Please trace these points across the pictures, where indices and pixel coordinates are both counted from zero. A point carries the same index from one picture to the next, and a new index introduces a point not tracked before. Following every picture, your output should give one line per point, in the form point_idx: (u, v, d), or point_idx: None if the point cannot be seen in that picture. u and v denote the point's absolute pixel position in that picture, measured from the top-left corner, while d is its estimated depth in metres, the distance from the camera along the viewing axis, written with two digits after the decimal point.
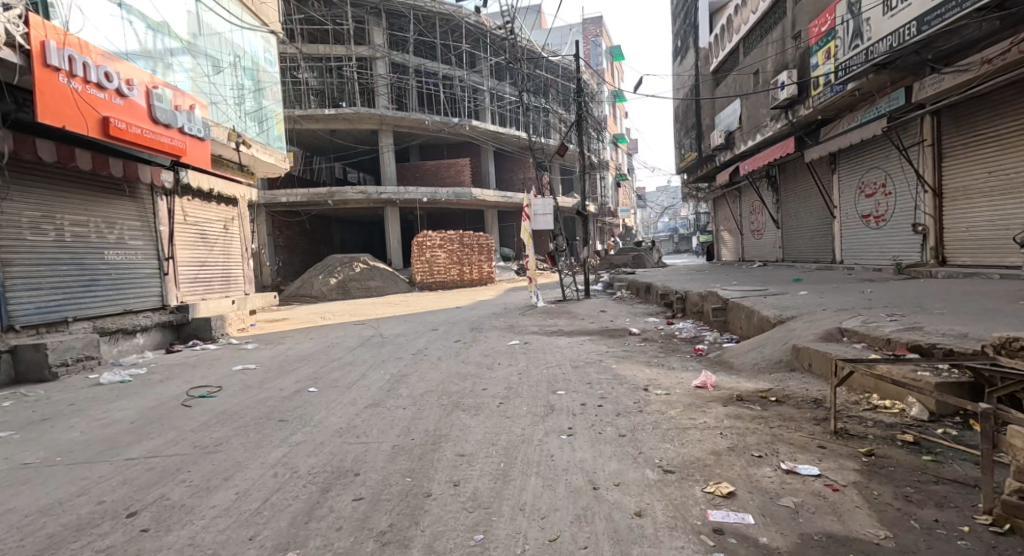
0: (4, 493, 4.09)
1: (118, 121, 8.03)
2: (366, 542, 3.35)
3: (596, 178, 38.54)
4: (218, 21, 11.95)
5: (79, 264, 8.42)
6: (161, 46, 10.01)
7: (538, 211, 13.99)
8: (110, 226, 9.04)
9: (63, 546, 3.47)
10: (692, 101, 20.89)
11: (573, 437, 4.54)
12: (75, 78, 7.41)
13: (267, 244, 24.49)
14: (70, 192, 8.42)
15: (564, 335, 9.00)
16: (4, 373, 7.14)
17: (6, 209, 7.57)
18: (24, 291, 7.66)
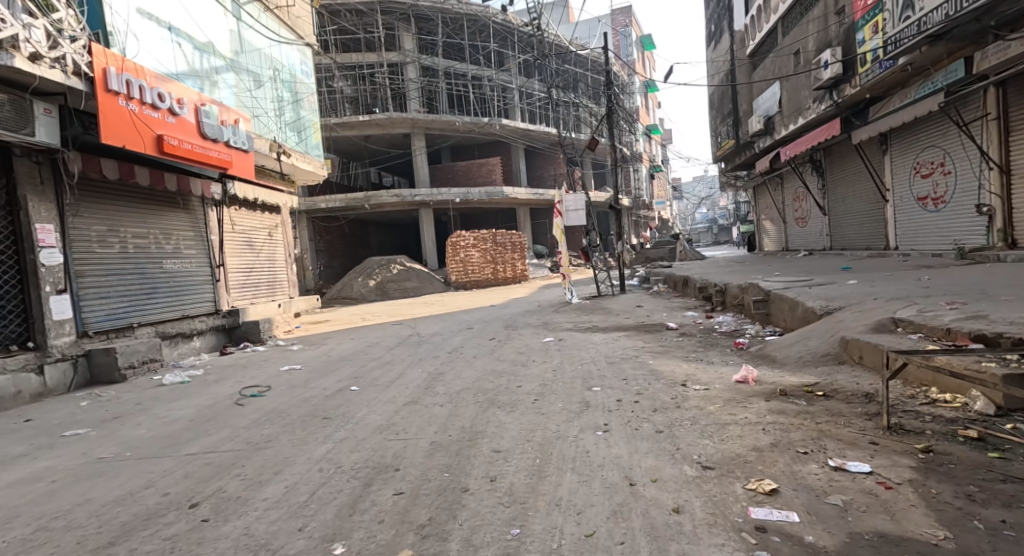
0: (82, 485, 4.19)
1: (171, 139, 8.23)
2: (406, 536, 3.32)
3: (628, 173, 38.08)
4: (258, 37, 12.16)
5: (140, 274, 8.65)
6: (207, 65, 10.21)
7: (569, 207, 13.81)
8: (167, 237, 9.30)
9: (133, 534, 3.51)
10: (727, 87, 20.36)
11: (609, 433, 4.44)
12: (133, 101, 7.59)
13: (308, 249, 24.92)
14: (130, 205, 8.65)
15: (600, 331, 8.87)
16: (81, 376, 7.34)
17: (77, 224, 7.76)
18: (94, 300, 7.84)
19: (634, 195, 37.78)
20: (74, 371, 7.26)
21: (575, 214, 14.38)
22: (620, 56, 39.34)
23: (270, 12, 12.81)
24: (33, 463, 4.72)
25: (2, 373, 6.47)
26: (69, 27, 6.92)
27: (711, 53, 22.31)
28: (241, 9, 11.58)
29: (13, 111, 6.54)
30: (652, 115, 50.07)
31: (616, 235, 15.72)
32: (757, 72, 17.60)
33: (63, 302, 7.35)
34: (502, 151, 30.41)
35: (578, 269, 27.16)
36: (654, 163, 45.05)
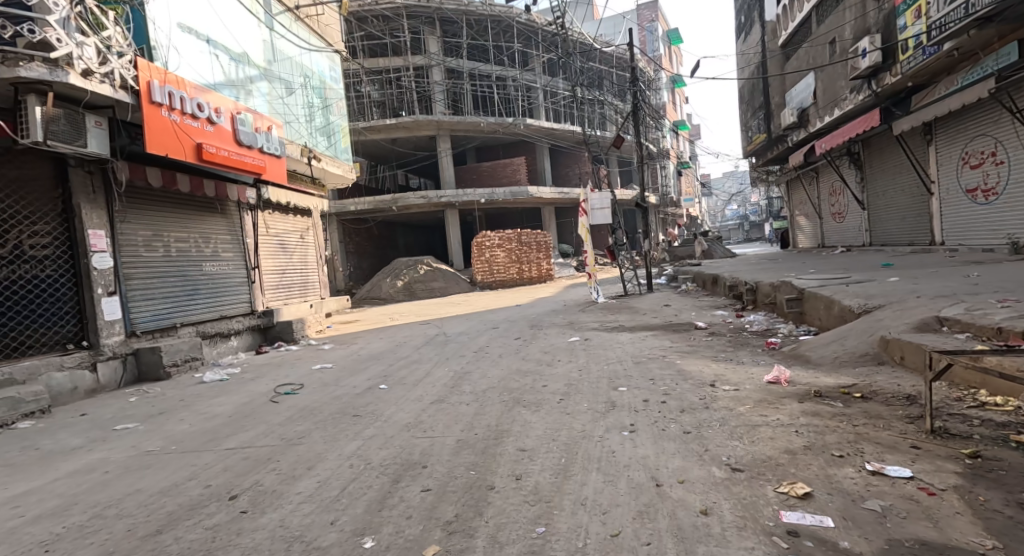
0: (132, 476, 4.25)
1: (209, 146, 8.36)
2: (434, 531, 3.28)
3: (654, 169, 37.63)
4: (290, 46, 12.31)
5: (182, 276, 8.78)
6: (243, 75, 10.36)
7: (595, 205, 13.65)
8: (206, 240, 9.44)
9: (177, 523, 3.53)
10: (757, 80, 19.94)
11: (635, 434, 4.34)
12: (174, 111, 7.73)
13: (339, 251, 25.21)
14: (172, 211, 8.79)
15: (627, 330, 8.75)
16: (130, 374, 7.52)
17: (125, 230, 7.91)
18: (140, 301, 7.97)
19: (661, 192, 37.30)
20: (123, 368, 7.45)
21: (601, 212, 14.19)
22: (645, 52, 38.86)
23: (301, 20, 12.95)
24: (89, 454, 4.81)
25: (60, 370, 6.71)
26: (118, 43, 7.01)
27: (741, 47, 21.86)
28: (274, 19, 11.72)
29: (66, 124, 6.67)
30: (679, 112, 49.43)
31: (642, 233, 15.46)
32: (790, 62, 17.19)
33: (114, 302, 7.52)
34: (527, 150, 30.31)
35: (603, 268, 26.96)
36: (682, 159, 44.39)
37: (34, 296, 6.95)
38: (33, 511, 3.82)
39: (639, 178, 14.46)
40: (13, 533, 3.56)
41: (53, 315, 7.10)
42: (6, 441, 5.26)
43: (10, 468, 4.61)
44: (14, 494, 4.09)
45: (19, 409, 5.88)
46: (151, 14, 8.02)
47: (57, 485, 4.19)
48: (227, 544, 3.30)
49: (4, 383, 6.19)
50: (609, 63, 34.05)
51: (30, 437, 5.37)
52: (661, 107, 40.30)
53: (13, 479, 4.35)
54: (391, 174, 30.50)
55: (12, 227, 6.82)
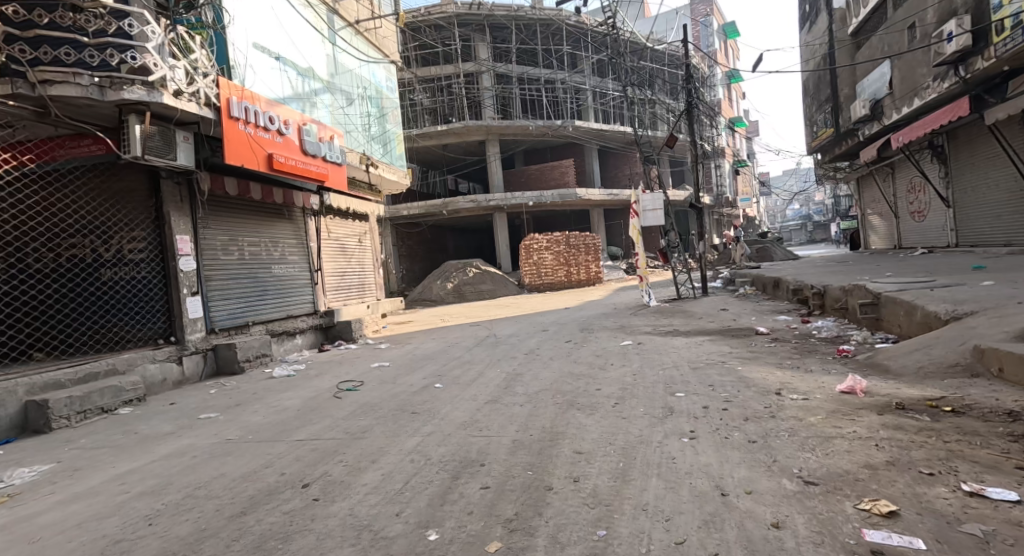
0: (216, 461, 4.44)
1: (279, 156, 8.69)
2: (495, 528, 3.25)
3: (710, 168, 36.54)
4: (350, 59, 12.65)
5: (254, 278, 9.15)
6: (309, 88, 10.71)
7: (647, 206, 13.23)
8: (275, 245, 9.82)
9: (258, 507, 3.64)
10: (824, 71, 19.03)
11: (695, 441, 4.19)
12: (249, 125, 8.07)
13: (392, 255, 25.81)
14: (246, 217, 9.18)
15: (681, 335, 8.50)
16: (209, 367, 7.89)
17: (206, 235, 8.30)
18: (218, 301, 8.33)
19: (716, 193, 36.20)
20: (204, 362, 7.82)
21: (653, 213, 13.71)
22: (699, 48, 37.74)
23: (360, 34, 13.30)
24: (178, 440, 5.04)
25: (153, 362, 7.11)
26: (203, 65, 7.45)
27: (806, 38, 20.91)
28: (336, 34, 12.07)
29: (160, 140, 7.08)
30: (735, 108, 47.79)
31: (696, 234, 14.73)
32: (861, 50, 16.35)
33: (197, 302, 7.89)
34: (576, 152, 29.93)
35: (656, 272, 26.37)
36: (738, 158, 42.88)
37: (131, 296, 7.50)
38: (136, 488, 4.00)
39: (697, 179, 14.04)
40: (121, 507, 3.72)
41: (148, 311, 7.52)
42: (108, 426, 5.60)
43: (113, 448, 4.88)
44: (119, 473, 4.30)
45: (119, 397, 6.21)
46: (231, 35, 8.42)
47: (155, 466, 4.40)
48: (303, 528, 3.37)
49: (108, 372, 6.52)
50: (661, 60, 33.28)
51: (127, 422, 5.70)
52: (717, 103, 39.02)
53: (116, 459, 4.59)
54: (442, 178, 30.89)
55: (115, 233, 7.50)
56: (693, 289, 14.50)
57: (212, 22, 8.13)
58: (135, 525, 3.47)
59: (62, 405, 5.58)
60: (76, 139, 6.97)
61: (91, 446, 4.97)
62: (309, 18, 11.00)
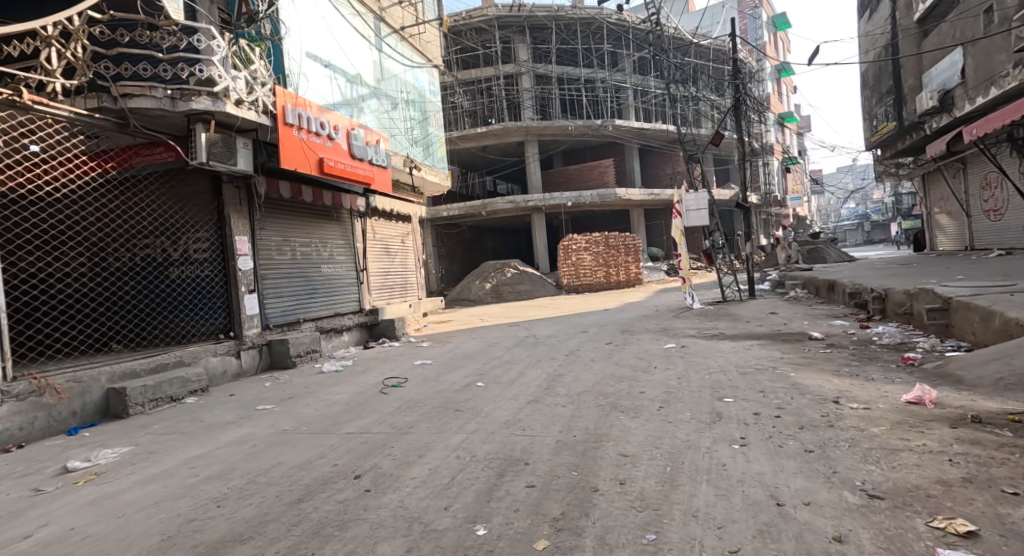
0: (273, 450, 4.58)
1: (329, 160, 8.85)
2: (541, 527, 3.23)
3: (758, 166, 35.52)
4: (395, 64, 12.85)
5: (304, 277, 9.38)
6: (357, 94, 10.92)
7: (690, 206, 12.86)
8: (324, 245, 10.06)
9: (314, 495, 3.73)
10: (887, 61, 18.22)
11: (747, 448, 4.06)
12: (302, 131, 8.24)
13: (432, 256, 26.20)
14: (297, 218, 9.42)
15: (728, 339, 8.29)
16: (264, 361, 8.11)
17: (262, 236, 8.56)
18: (273, 298, 8.60)
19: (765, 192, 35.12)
20: (259, 357, 8.04)
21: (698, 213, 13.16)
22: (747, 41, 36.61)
23: (406, 40, 13.49)
24: (238, 428, 5.22)
25: (215, 355, 7.36)
26: (262, 75, 7.68)
27: (865, 28, 19.99)
28: (382, 40, 12.27)
29: (222, 146, 7.36)
30: (786, 103, 46.14)
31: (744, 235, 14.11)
32: (928, 38, 15.58)
33: (253, 299, 8.15)
34: (616, 152, 29.45)
35: (699, 273, 25.86)
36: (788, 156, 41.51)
37: (193, 294, 7.79)
38: (204, 471, 4.16)
39: (743, 179, 13.55)
40: (191, 489, 3.87)
41: (209, 308, 7.81)
42: (175, 413, 5.85)
43: (180, 434, 5.10)
44: (187, 457, 4.47)
45: (186, 387, 6.46)
46: (287, 45, 8.68)
47: (219, 452, 4.56)
48: (355, 517, 3.43)
49: (176, 364, 6.81)
50: (707, 56, 32.43)
51: (192, 410, 5.95)
52: (767, 99, 37.88)
53: (182, 444, 4.79)
54: (480, 180, 31.03)
55: (182, 236, 7.81)
56: (739, 292, 14.09)
57: (270, 34, 8.41)
58: (204, 506, 3.60)
59: (139, 393, 5.87)
60: (150, 147, 7.13)
61: (160, 432, 5.20)
62: (357, 26, 11.20)
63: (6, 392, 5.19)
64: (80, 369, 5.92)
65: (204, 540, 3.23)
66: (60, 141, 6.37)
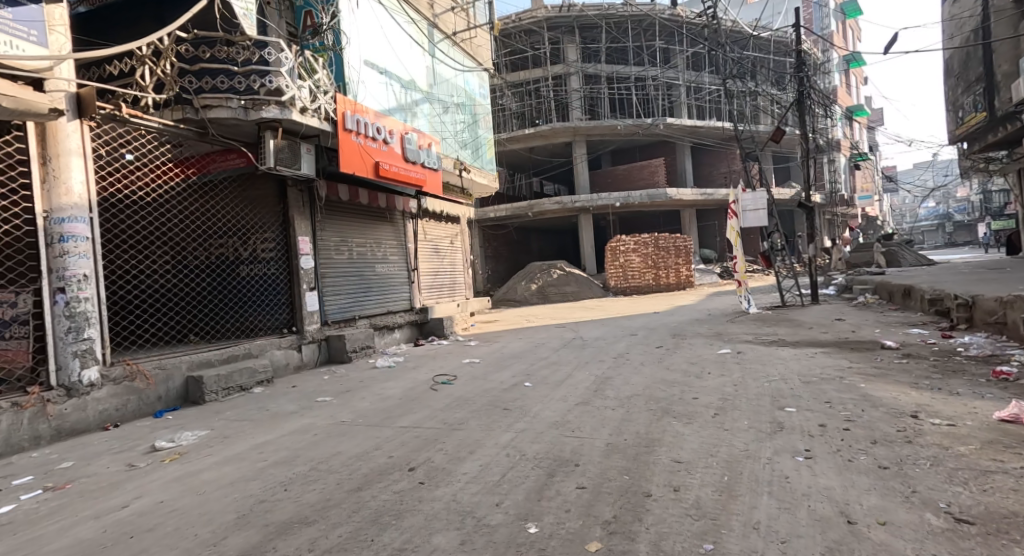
0: (333, 440, 4.77)
1: (385, 164, 9.09)
2: (594, 529, 3.23)
3: (823, 163, 34.15)
4: (447, 69, 13.08)
5: (360, 276, 9.67)
6: (411, 99, 11.19)
7: (747, 206, 12.51)
8: (378, 246, 10.33)
9: (372, 485, 3.87)
10: (977, 47, 17.13)
11: (812, 460, 3.91)
12: (360, 136, 8.51)
13: (479, 256, 26.58)
14: (354, 219, 9.71)
15: (788, 346, 8.06)
16: (323, 355, 8.41)
17: (322, 237, 8.88)
18: (331, 296, 8.91)
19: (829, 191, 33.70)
20: (318, 351, 8.34)
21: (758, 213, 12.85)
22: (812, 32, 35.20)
23: (457, 45, 13.71)
24: (301, 418, 5.46)
25: (279, 348, 7.70)
26: (325, 84, 7.95)
27: (951, 12, 18.57)
28: (436, 46, 12.50)
29: (288, 152, 7.68)
30: (855, 96, 44.02)
31: (809, 236, 13.70)
32: None
33: (314, 297, 8.45)
34: (668, 151, 28.99)
35: (755, 277, 25.09)
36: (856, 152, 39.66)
37: (260, 290, 8.25)
38: (272, 457, 4.38)
39: (805, 178, 13.05)
40: (262, 473, 4.08)
41: (275, 304, 8.23)
42: (243, 401, 6.18)
43: (249, 421, 5.38)
44: (255, 443, 4.71)
45: (254, 377, 6.78)
46: (348, 55, 8.97)
47: (284, 440, 4.78)
48: (410, 509, 3.53)
49: (246, 355, 7.17)
50: (766, 49, 31.32)
51: (259, 399, 6.26)
52: (835, 92, 36.32)
53: (251, 431, 5.06)
54: (527, 181, 31.16)
55: (251, 235, 8.23)
56: (800, 296, 13.61)
57: (332, 45, 8.74)
58: (273, 489, 3.80)
59: (213, 381, 6.23)
60: (224, 154, 7.57)
61: (231, 419, 5.49)
62: (411, 33, 11.44)
63: (105, 376, 5.62)
64: (164, 357, 6.35)
65: (274, 520, 3.41)
66: (151, 150, 6.85)
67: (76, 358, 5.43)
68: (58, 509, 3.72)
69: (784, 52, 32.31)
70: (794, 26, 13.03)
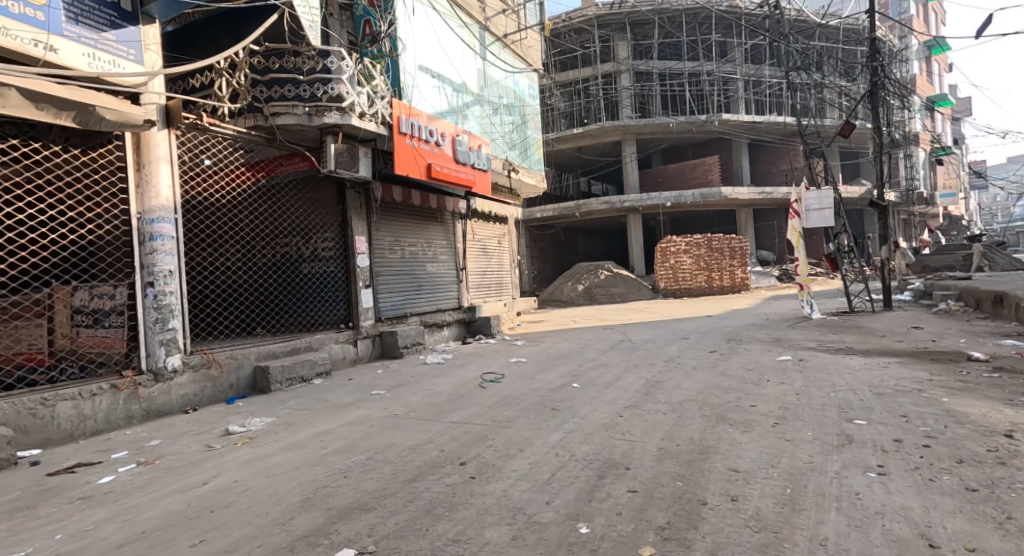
0: (388, 431, 4.94)
1: (437, 166, 9.27)
2: (647, 534, 3.23)
3: (898, 160, 32.41)
4: (498, 71, 13.20)
5: (411, 275, 9.89)
6: (462, 102, 11.36)
7: (811, 205, 11.99)
8: (429, 245, 10.53)
9: (426, 476, 3.99)
10: None
11: (885, 477, 3.75)
12: (414, 139, 8.72)
13: (524, 256, 26.76)
14: (407, 220, 9.94)
15: (856, 355, 7.74)
16: (376, 350, 8.65)
17: (377, 236, 9.14)
18: (385, 293, 9.16)
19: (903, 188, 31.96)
20: (372, 346, 8.59)
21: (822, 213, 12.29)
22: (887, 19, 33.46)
23: (508, 47, 13.81)
24: (357, 410, 5.67)
25: (337, 342, 7.97)
26: (382, 89, 8.16)
27: None
28: (487, 49, 12.64)
29: (348, 155, 7.94)
30: (937, 86, 41.47)
31: (882, 237, 13.07)
32: None
33: (369, 294, 8.68)
34: (722, 148, 28.31)
35: (818, 281, 24.16)
36: (936, 146, 37.36)
37: (319, 287, 8.58)
38: (332, 445, 4.58)
39: (878, 174, 12.43)
40: (324, 459, 4.28)
41: (332, 300, 8.52)
42: (304, 392, 6.45)
43: (310, 411, 5.62)
44: (317, 432, 4.93)
45: (314, 369, 7.06)
46: (403, 61, 9.21)
47: (343, 429, 4.98)
48: (462, 502, 3.62)
49: (307, 348, 7.46)
50: (834, 38, 29.94)
51: (317, 391, 6.51)
52: (911, 83, 34.40)
53: (313, 420, 5.28)
54: (574, 181, 31.10)
55: (312, 234, 8.62)
56: (872, 302, 12.98)
57: (389, 51, 9.00)
58: (334, 475, 3.98)
59: (278, 372, 6.53)
60: (290, 158, 7.91)
61: (294, 408, 5.74)
62: (464, 37, 11.60)
63: (186, 362, 5.98)
64: (236, 346, 6.66)
65: (336, 505, 3.57)
66: (226, 156, 7.22)
67: (162, 346, 5.81)
68: (149, 482, 4.00)
69: (854, 41, 30.78)
70: (868, 13, 12.36)
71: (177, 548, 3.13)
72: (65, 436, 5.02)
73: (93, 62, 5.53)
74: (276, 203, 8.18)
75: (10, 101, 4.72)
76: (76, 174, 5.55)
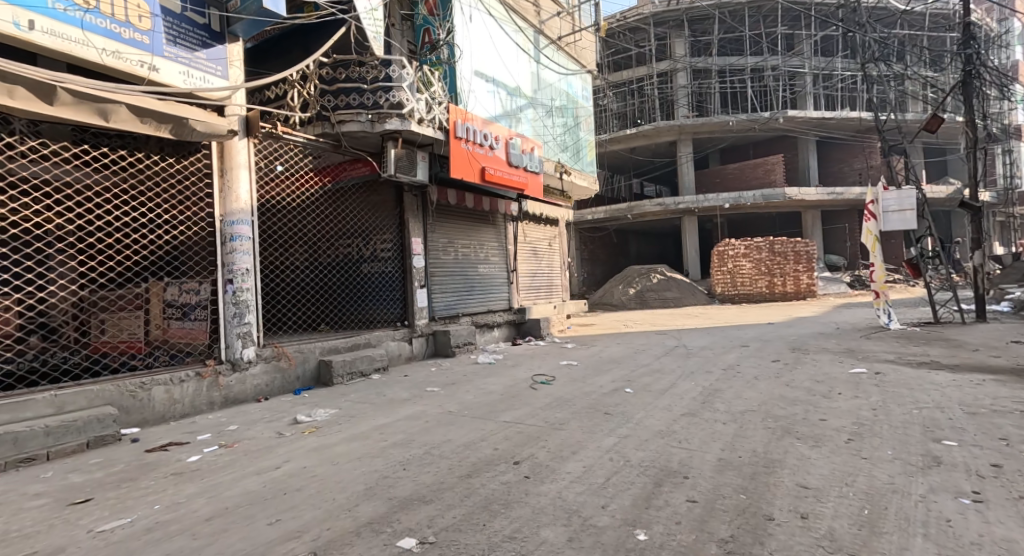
0: (443, 428, 5.07)
1: (490, 169, 9.38)
2: (709, 545, 3.22)
3: (993, 156, 30.21)
4: (551, 74, 13.26)
5: (464, 275, 10.06)
6: (516, 105, 11.47)
7: (890, 206, 11.24)
8: (481, 247, 10.68)
9: (482, 473, 4.08)
10: None
11: (978, 504, 3.56)
12: (468, 143, 8.87)
13: (575, 257, 26.79)
14: (460, 221, 10.10)
15: (943, 371, 7.31)
16: (429, 348, 8.85)
17: (432, 237, 9.35)
18: (439, 292, 9.36)
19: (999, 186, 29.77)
20: (426, 344, 8.79)
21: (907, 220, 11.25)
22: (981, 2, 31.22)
23: (562, 49, 13.84)
24: (414, 406, 5.83)
25: (393, 339, 8.21)
26: (440, 95, 8.35)
27: None
28: (541, 52, 12.70)
29: (407, 160, 8.17)
30: None
31: (975, 241, 12.24)
32: None
33: (424, 294, 8.88)
34: (787, 147, 27.40)
35: (897, 289, 22.95)
36: None
37: (377, 286, 8.87)
38: (392, 438, 4.74)
39: (969, 173, 11.65)
40: (385, 451, 4.44)
41: (388, 299, 8.79)
42: (362, 387, 6.67)
43: (372, 405, 5.81)
44: (377, 425, 5.11)
45: (372, 365, 7.30)
46: (460, 67, 9.40)
47: (401, 424, 5.14)
48: (518, 500, 3.70)
49: (366, 345, 7.69)
50: (918, 26, 28.29)
51: (376, 386, 6.73)
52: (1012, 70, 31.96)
53: (374, 414, 5.47)
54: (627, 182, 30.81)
55: (371, 236, 8.89)
56: (960, 312, 12.15)
57: (447, 58, 9.22)
58: (394, 467, 4.13)
59: (340, 366, 6.79)
60: (353, 163, 8.23)
61: (356, 401, 5.96)
62: (519, 40, 11.71)
63: (259, 354, 6.30)
64: (301, 342, 6.96)
65: (399, 495, 3.71)
66: (297, 161, 7.64)
67: (238, 339, 6.12)
68: (229, 463, 4.26)
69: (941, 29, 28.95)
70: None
71: (256, 526, 3.33)
72: (159, 417, 5.40)
73: (187, 79, 5.91)
74: (340, 205, 8.47)
75: (120, 116, 5.15)
76: (165, 176, 5.96)
